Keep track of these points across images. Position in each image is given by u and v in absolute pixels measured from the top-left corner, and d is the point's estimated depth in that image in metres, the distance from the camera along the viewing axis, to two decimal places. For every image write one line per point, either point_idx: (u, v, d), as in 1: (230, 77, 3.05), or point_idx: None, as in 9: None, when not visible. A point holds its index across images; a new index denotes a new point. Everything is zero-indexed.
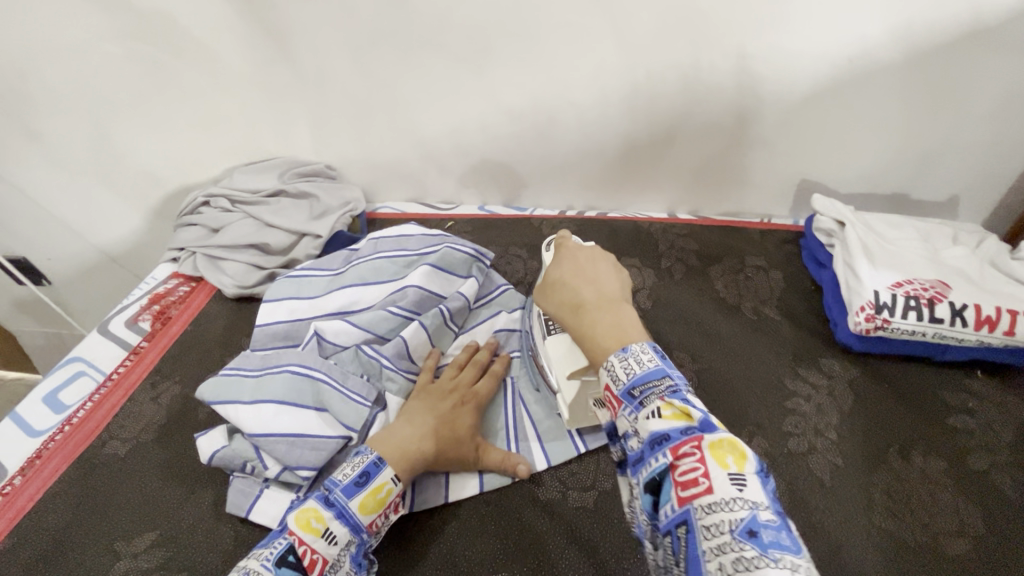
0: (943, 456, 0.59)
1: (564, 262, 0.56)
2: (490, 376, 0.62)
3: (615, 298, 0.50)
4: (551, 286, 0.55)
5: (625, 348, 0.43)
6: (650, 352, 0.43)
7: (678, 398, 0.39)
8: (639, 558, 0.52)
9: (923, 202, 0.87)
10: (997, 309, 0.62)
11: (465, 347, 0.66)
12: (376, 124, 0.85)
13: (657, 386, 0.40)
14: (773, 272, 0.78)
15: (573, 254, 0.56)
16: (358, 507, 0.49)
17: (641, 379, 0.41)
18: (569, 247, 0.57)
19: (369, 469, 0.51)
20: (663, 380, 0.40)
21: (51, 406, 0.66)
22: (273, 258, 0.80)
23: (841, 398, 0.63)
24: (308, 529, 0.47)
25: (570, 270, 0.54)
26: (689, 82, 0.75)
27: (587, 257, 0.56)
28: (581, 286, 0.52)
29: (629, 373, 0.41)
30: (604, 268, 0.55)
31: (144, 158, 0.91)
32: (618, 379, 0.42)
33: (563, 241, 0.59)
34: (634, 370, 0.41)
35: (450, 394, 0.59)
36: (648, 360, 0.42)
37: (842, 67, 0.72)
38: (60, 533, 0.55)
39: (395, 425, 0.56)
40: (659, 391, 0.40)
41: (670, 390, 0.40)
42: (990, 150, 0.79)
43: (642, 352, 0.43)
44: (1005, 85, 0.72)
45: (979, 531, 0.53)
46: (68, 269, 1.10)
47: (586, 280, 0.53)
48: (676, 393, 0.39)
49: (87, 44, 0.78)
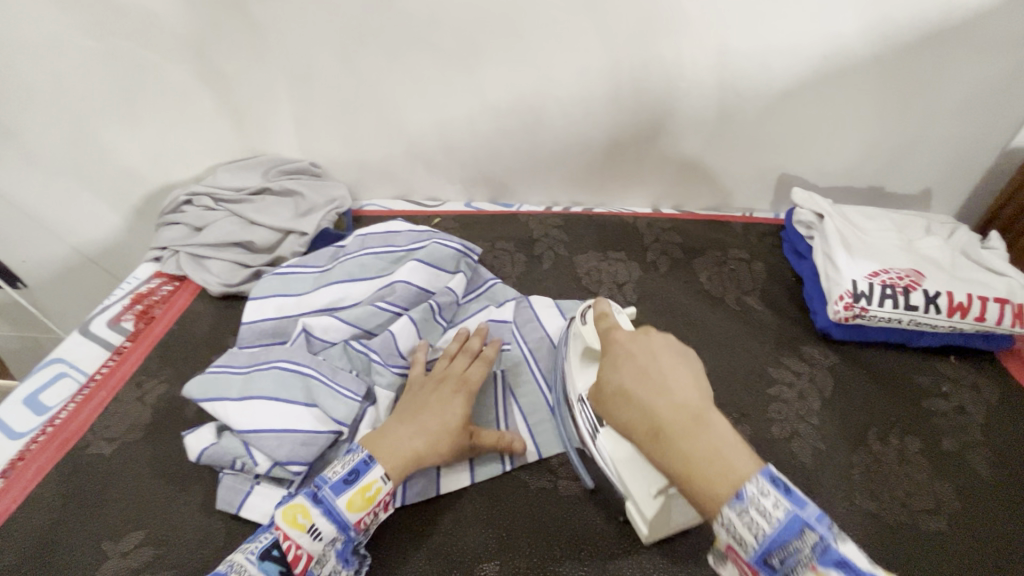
0: (919, 437, 0.61)
1: (619, 362, 0.45)
2: (480, 363, 0.61)
3: (696, 411, 0.40)
4: (614, 395, 0.44)
5: (738, 493, 0.36)
6: (774, 492, 0.35)
7: (833, 563, 0.33)
8: (629, 545, 0.53)
9: (898, 195, 0.89)
10: (969, 296, 0.64)
11: (455, 335, 0.64)
12: (360, 121, 0.85)
13: (798, 547, 0.35)
14: (755, 264, 0.79)
15: (626, 348, 0.46)
16: (345, 505, 0.49)
17: (777, 542, 0.35)
18: (615, 336, 0.48)
19: (359, 467, 0.51)
20: (803, 535, 0.35)
21: (32, 407, 0.65)
22: (258, 255, 0.79)
23: (822, 384, 0.65)
24: (295, 524, 0.48)
25: (630, 370, 0.44)
26: (671, 78, 0.76)
27: (647, 350, 0.45)
28: (653, 397, 0.42)
29: (758, 533, 0.35)
30: (676, 363, 0.44)
31: (124, 156, 0.90)
32: (746, 542, 0.36)
33: (610, 330, 0.50)
34: (764, 529, 0.35)
35: (442, 386, 0.58)
36: (777, 509, 0.35)
37: (820, 64, 0.74)
38: (44, 534, 0.54)
39: (386, 426, 0.55)
40: (803, 553, 0.34)
41: (815, 547, 0.34)
42: (961, 143, 0.82)
43: (762, 492, 0.36)
44: (973, 79, 0.75)
45: (955, 509, 0.55)
46: (43, 270, 1.08)
47: (655, 388, 0.42)
48: (828, 555, 0.34)
49: (65, 40, 0.77)
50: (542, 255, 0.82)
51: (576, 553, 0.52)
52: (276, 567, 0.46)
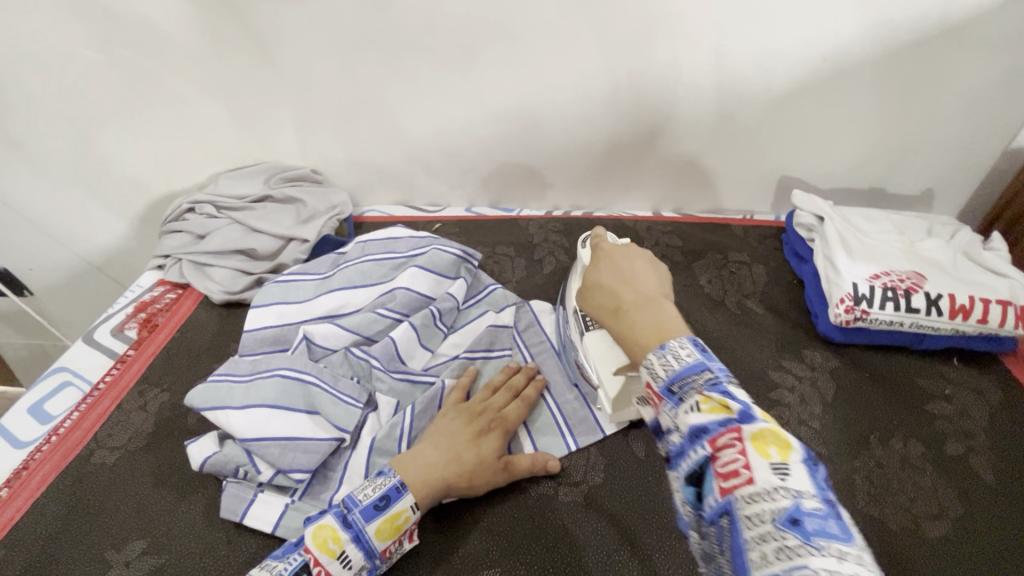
0: (922, 441, 0.60)
1: (601, 264, 0.52)
2: (521, 401, 0.60)
3: (653, 295, 0.46)
4: (589, 287, 0.51)
5: (662, 344, 0.40)
6: (690, 347, 0.38)
7: (717, 391, 0.35)
8: (630, 553, 0.53)
9: (899, 196, 0.89)
10: (971, 298, 0.64)
11: (502, 367, 0.64)
12: (361, 127, 0.85)
13: (693, 380, 0.36)
14: (755, 266, 0.79)
15: (609, 254, 0.53)
16: (374, 532, 0.49)
17: (682, 375, 0.37)
18: (603, 246, 0.55)
19: (390, 493, 0.51)
20: (703, 373, 0.36)
21: (37, 416, 0.65)
22: (260, 263, 0.80)
23: (823, 387, 0.65)
24: (325, 549, 0.47)
25: (607, 268, 0.51)
26: (669, 82, 0.77)
27: (625, 256, 0.52)
28: (619, 287, 0.48)
29: (668, 368, 0.38)
30: (646, 268, 0.50)
31: (128, 165, 0.90)
32: (657, 375, 0.38)
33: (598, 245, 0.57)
34: (673, 366, 0.37)
35: (477, 417, 0.57)
36: (689, 355, 0.38)
37: (818, 66, 0.74)
38: (48, 544, 0.54)
39: (419, 449, 0.54)
40: (697, 385, 0.36)
41: (709, 382, 0.36)
42: (962, 143, 0.81)
43: (682, 347, 0.38)
44: (973, 80, 0.74)
45: (958, 513, 0.55)
46: (49, 279, 1.09)
47: (624, 281, 0.49)
48: (716, 386, 0.35)
49: (69, 51, 0.77)
50: (542, 259, 0.82)
51: (578, 563, 0.52)
52: None
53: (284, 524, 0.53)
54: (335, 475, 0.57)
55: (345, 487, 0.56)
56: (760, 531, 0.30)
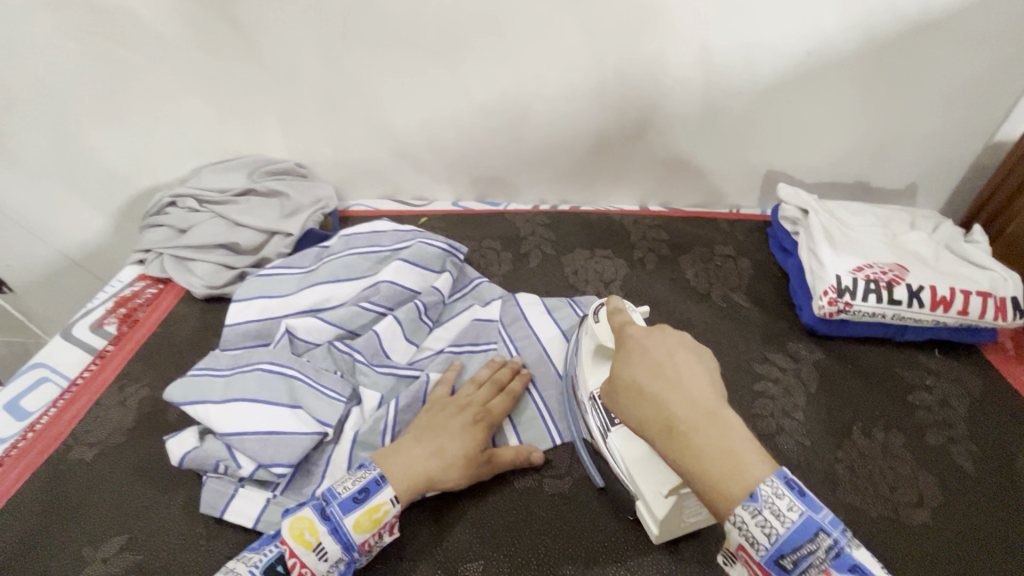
0: (904, 431, 0.61)
1: (633, 357, 0.46)
2: (507, 396, 0.60)
3: (710, 405, 0.41)
4: (625, 390, 0.45)
5: (753, 495, 0.37)
6: (790, 496, 0.37)
7: (841, 565, 0.36)
8: (614, 544, 0.53)
9: (883, 190, 0.90)
10: (952, 289, 0.64)
11: (488, 361, 0.63)
12: (345, 120, 0.84)
13: (810, 550, 0.36)
14: (741, 260, 0.79)
15: (638, 342, 0.46)
16: (352, 525, 0.48)
17: (791, 544, 0.36)
18: (630, 330, 0.48)
19: (369, 486, 0.50)
20: (816, 539, 0.36)
21: (13, 413, 0.64)
22: (243, 257, 0.79)
23: (807, 379, 0.65)
24: (301, 541, 0.47)
25: (644, 365, 0.45)
26: (657, 75, 0.76)
27: (660, 345, 0.46)
28: (667, 392, 0.42)
29: (773, 534, 0.36)
30: (690, 361, 0.44)
31: (107, 158, 0.89)
32: (759, 543, 0.37)
33: (625, 326, 0.50)
34: (777, 531, 0.36)
35: (461, 411, 0.57)
36: (791, 512, 0.36)
37: (804, 60, 0.74)
38: (24, 541, 0.53)
39: (402, 443, 0.54)
40: (818, 557, 0.36)
41: (830, 554, 0.36)
42: (945, 138, 0.82)
43: (775, 490, 0.37)
44: (956, 74, 0.75)
45: (939, 502, 0.55)
46: (27, 275, 1.06)
47: (670, 384, 0.43)
48: (840, 561, 0.36)
49: (45, 41, 0.76)
50: (529, 253, 0.81)
51: (561, 554, 0.52)
52: None
53: (265, 518, 0.53)
54: (317, 470, 0.56)
55: (327, 480, 0.55)
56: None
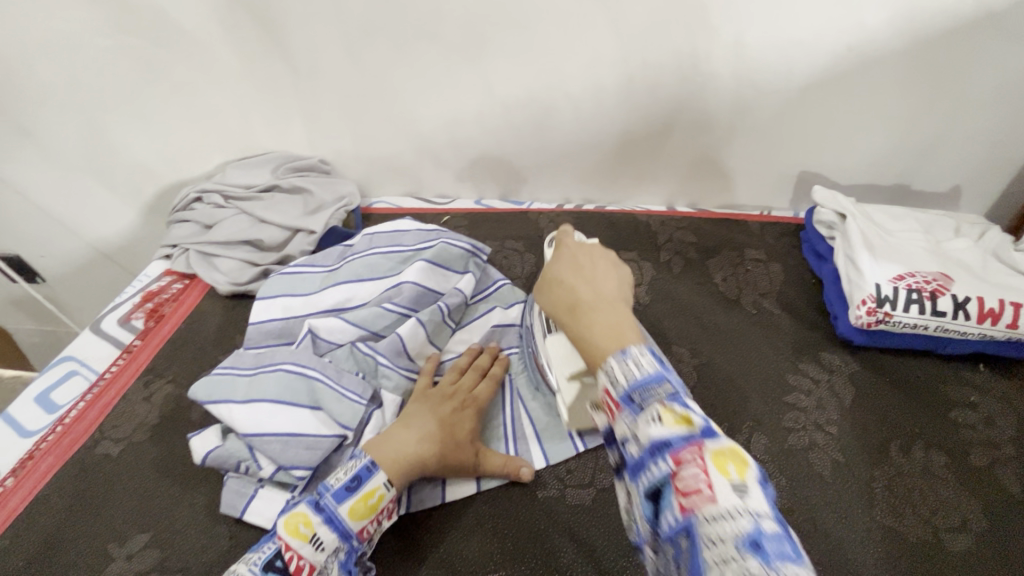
0: (945, 450, 0.58)
1: (561, 259, 0.48)
2: (490, 379, 0.61)
3: (615, 299, 0.43)
4: (547, 282, 0.46)
5: (624, 350, 0.37)
6: (650, 356, 0.37)
7: (680, 403, 0.34)
8: (638, 558, 0.51)
9: (924, 193, 0.86)
10: (1000, 301, 0.61)
11: (467, 349, 0.65)
12: (370, 116, 0.84)
13: (657, 392, 0.35)
14: (773, 264, 0.77)
15: (568, 248, 0.48)
16: (347, 512, 0.48)
17: (641, 385, 0.35)
18: (567, 241, 0.50)
19: (361, 474, 0.50)
20: (663, 385, 0.35)
21: (43, 405, 0.65)
22: (268, 254, 0.79)
23: (841, 392, 0.63)
24: (296, 535, 0.47)
25: (567, 264, 0.46)
26: (688, 72, 0.74)
27: (588, 253, 0.48)
28: (578, 283, 0.44)
29: (628, 375, 0.36)
30: (605, 264, 0.47)
31: (136, 153, 0.90)
32: (617, 382, 0.36)
33: (563, 238, 0.52)
34: (633, 372, 0.36)
35: (448, 398, 0.58)
36: (647, 364, 0.36)
37: (844, 56, 0.71)
38: (52, 535, 0.54)
39: (390, 430, 0.54)
40: (658, 395, 0.34)
41: (669, 395, 0.35)
42: (994, 138, 0.78)
43: (642, 354, 0.37)
44: (1007, 72, 0.71)
45: (982, 528, 0.53)
46: (60, 266, 1.09)
47: (585, 280, 0.44)
48: (676, 399, 0.34)
49: (75, 38, 0.77)
50: None
51: (582, 565, 0.51)
52: None
53: None
54: None
55: None
56: (721, 552, 0.28)
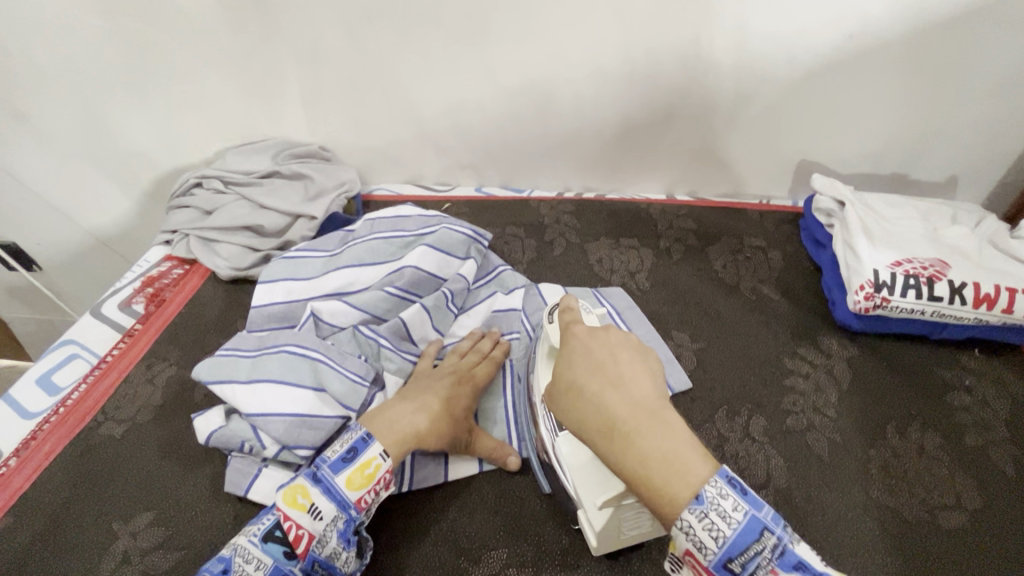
0: (941, 432, 0.59)
1: (575, 358, 0.46)
2: (489, 361, 0.61)
3: (652, 407, 0.41)
4: (565, 390, 0.45)
5: (698, 497, 0.37)
6: (733, 497, 0.37)
7: (790, 567, 0.36)
8: (637, 534, 0.52)
9: (921, 182, 0.87)
10: (997, 286, 0.62)
11: (467, 333, 0.65)
12: (371, 102, 0.83)
13: (756, 549, 0.36)
14: (772, 252, 0.77)
15: (580, 343, 0.47)
16: (344, 482, 0.49)
17: (738, 547, 0.36)
18: (576, 332, 0.48)
19: (357, 445, 0.50)
20: (762, 538, 0.36)
21: (45, 387, 0.65)
22: (268, 239, 0.79)
23: (839, 376, 0.63)
24: (295, 506, 0.47)
25: (586, 364, 0.45)
26: (689, 60, 0.74)
27: (603, 346, 0.46)
28: (607, 392, 0.42)
29: (721, 538, 0.37)
30: (629, 357, 0.45)
31: (135, 139, 0.89)
32: (708, 549, 0.37)
33: (570, 326, 0.49)
34: (726, 535, 0.36)
35: (445, 376, 0.58)
36: (737, 512, 0.37)
37: (845, 44, 0.71)
38: (56, 513, 0.54)
39: (387, 404, 0.55)
40: (762, 557, 0.36)
41: (774, 551, 0.36)
42: (992, 127, 0.78)
43: (722, 497, 0.37)
44: (1005, 60, 0.71)
45: (976, 506, 0.54)
46: (57, 254, 1.08)
47: (613, 384, 0.43)
48: (783, 558, 0.36)
49: (73, 21, 0.76)
50: (553, 241, 0.80)
51: (583, 541, 0.52)
52: (279, 548, 0.46)
53: None
54: None
55: None
56: None
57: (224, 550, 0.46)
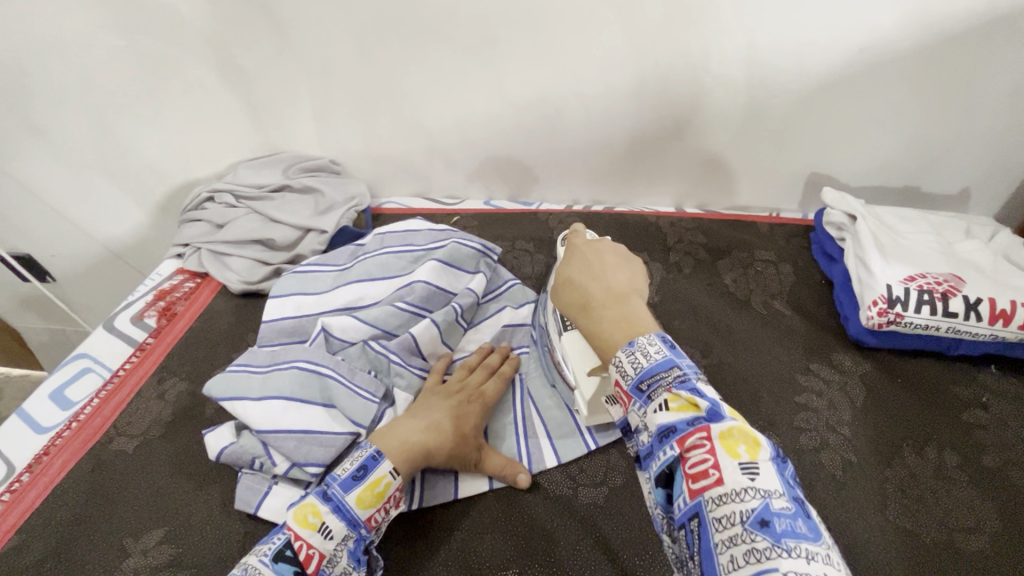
0: (957, 451, 0.58)
1: (573, 261, 0.53)
2: (499, 378, 0.61)
3: (623, 293, 0.47)
4: (561, 283, 0.51)
5: (631, 341, 0.42)
6: (658, 345, 0.41)
7: (687, 389, 0.38)
8: (649, 556, 0.52)
9: (933, 195, 0.86)
10: (1013, 302, 0.61)
11: (477, 348, 0.65)
12: (381, 117, 0.84)
13: (665, 379, 0.39)
14: (783, 265, 0.77)
15: (580, 250, 0.54)
16: (355, 501, 0.49)
17: (650, 374, 0.39)
18: (577, 243, 0.55)
19: (367, 463, 0.50)
20: (671, 372, 0.39)
21: (57, 402, 0.66)
22: (278, 253, 0.79)
23: (852, 393, 0.63)
24: (305, 524, 0.47)
25: (578, 265, 0.52)
26: (698, 73, 0.74)
27: (596, 251, 0.53)
28: (589, 282, 0.49)
29: (638, 367, 0.40)
30: (613, 262, 0.51)
31: (148, 153, 0.90)
32: (627, 374, 0.40)
33: (574, 241, 0.57)
34: (641, 364, 0.40)
35: (455, 393, 0.58)
36: (656, 353, 0.40)
37: (855, 58, 0.71)
38: (68, 530, 0.54)
39: (396, 421, 0.55)
40: (666, 383, 0.38)
41: (678, 381, 0.38)
42: (1005, 140, 0.78)
43: (650, 344, 0.41)
44: (1019, 73, 0.71)
45: (996, 529, 0.53)
46: (71, 266, 1.10)
47: (595, 278, 0.49)
48: (684, 385, 0.38)
49: (89, 39, 0.77)
50: None
51: (595, 563, 0.51)
52: (289, 568, 0.45)
53: None
54: None
55: None
56: (727, 531, 0.32)
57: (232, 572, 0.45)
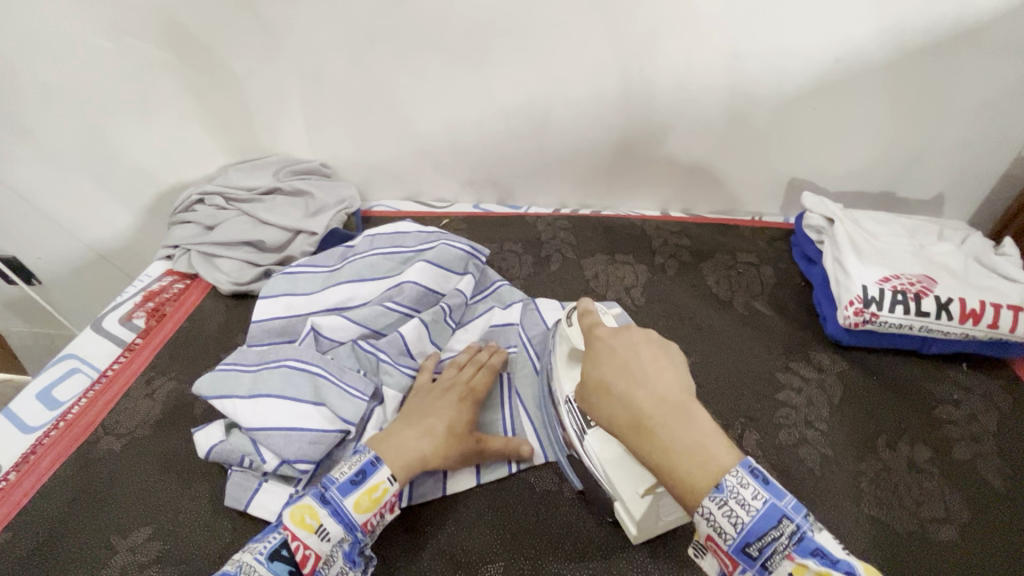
0: (930, 445, 0.60)
1: (601, 358, 0.48)
2: (488, 371, 0.62)
3: (677, 403, 0.43)
4: (597, 390, 0.46)
5: (718, 486, 0.38)
6: (752, 486, 0.38)
7: (808, 554, 0.37)
8: (631, 548, 0.53)
9: (909, 201, 0.89)
10: (982, 302, 0.63)
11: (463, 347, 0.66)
12: (371, 121, 0.85)
13: (774, 537, 0.38)
14: (764, 268, 0.79)
15: (605, 344, 0.48)
16: (352, 505, 0.49)
17: (754, 532, 0.38)
18: (599, 334, 0.50)
19: (366, 468, 0.51)
20: (779, 526, 0.38)
21: (44, 402, 0.66)
22: (268, 255, 0.80)
23: (830, 391, 0.64)
24: (302, 525, 0.47)
25: (612, 364, 0.47)
26: (681, 80, 0.76)
27: (626, 345, 0.47)
28: (633, 389, 0.44)
29: (739, 525, 0.38)
30: (651, 357, 0.46)
31: (137, 155, 0.91)
32: (726, 533, 0.38)
33: (593, 329, 0.51)
34: (742, 520, 0.38)
35: (447, 392, 0.59)
36: (755, 500, 0.38)
37: (832, 67, 0.74)
38: (55, 528, 0.55)
39: (391, 429, 0.55)
40: (781, 547, 0.38)
41: (793, 540, 0.38)
42: (976, 147, 0.81)
43: (741, 486, 0.38)
44: (987, 82, 0.74)
45: (966, 519, 0.55)
46: (57, 267, 1.09)
47: (637, 382, 0.45)
48: (803, 547, 0.37)
49: (81, 41, 0.78)
50: (550, 257, 0.82)
51: (578, 554, 0.52)
52: (284, 567, 0.46)
53: None
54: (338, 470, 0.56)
55: None
56: None
57: (227, 567, 0.46)
